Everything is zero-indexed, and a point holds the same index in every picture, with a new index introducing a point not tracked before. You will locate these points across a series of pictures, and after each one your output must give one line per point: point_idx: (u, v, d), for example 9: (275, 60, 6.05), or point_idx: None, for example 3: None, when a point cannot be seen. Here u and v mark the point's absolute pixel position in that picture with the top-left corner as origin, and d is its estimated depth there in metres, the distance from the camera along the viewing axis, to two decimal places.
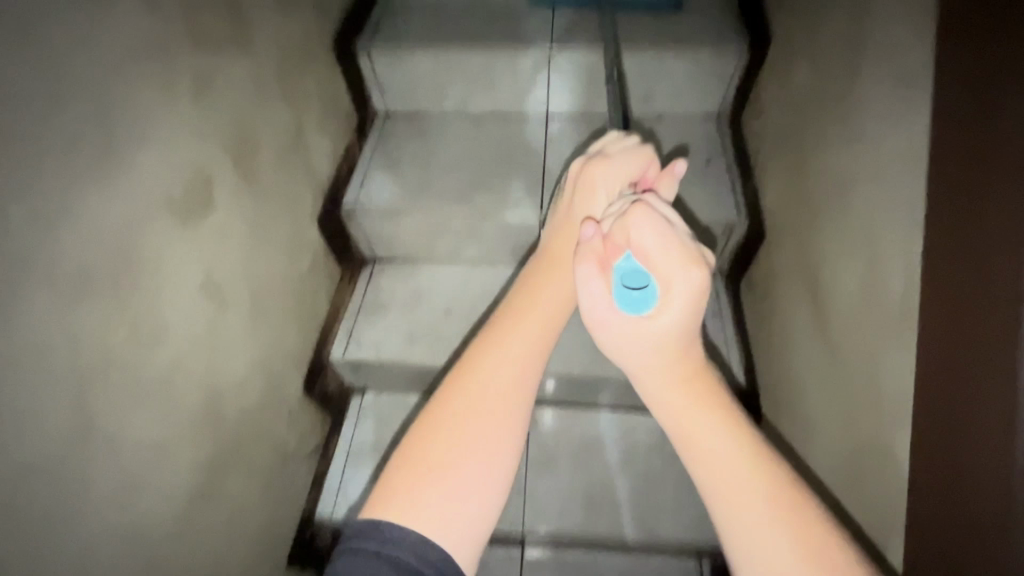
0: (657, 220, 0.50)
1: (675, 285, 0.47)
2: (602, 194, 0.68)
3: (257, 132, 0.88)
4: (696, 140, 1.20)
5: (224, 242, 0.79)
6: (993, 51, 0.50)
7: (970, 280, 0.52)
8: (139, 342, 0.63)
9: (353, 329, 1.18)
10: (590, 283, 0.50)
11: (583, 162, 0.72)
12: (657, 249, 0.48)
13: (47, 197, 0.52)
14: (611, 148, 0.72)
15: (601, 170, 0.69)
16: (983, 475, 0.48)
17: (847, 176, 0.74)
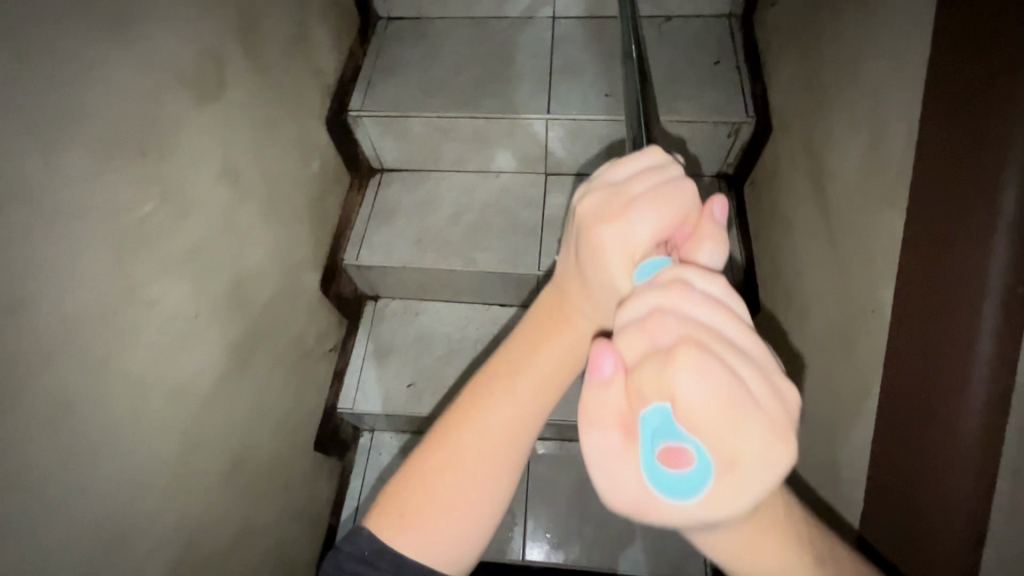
0: (706, 366, 0.34)
1: (747, 466, 0.32)
2: (619, 261, 0.49)
3: (258, 18, 0.86)
4: (702, 39, 1.18)
5: (235, 128, 0.79)
6: None
7: (943, 228, 0.49)
8: (167, 214, 0.66)
9: (366, 235, 1.21)
10: (607, 452, 0.36)
11: (591, 204, 0.53)
12: (710, 427, 0.33)
13: (51, 48, 0.52)
14: (631, 188, 0.51)
15: (614, 229, 0.49)
16: (949, 336, 0.47)
17: (854, 53, 0.73)
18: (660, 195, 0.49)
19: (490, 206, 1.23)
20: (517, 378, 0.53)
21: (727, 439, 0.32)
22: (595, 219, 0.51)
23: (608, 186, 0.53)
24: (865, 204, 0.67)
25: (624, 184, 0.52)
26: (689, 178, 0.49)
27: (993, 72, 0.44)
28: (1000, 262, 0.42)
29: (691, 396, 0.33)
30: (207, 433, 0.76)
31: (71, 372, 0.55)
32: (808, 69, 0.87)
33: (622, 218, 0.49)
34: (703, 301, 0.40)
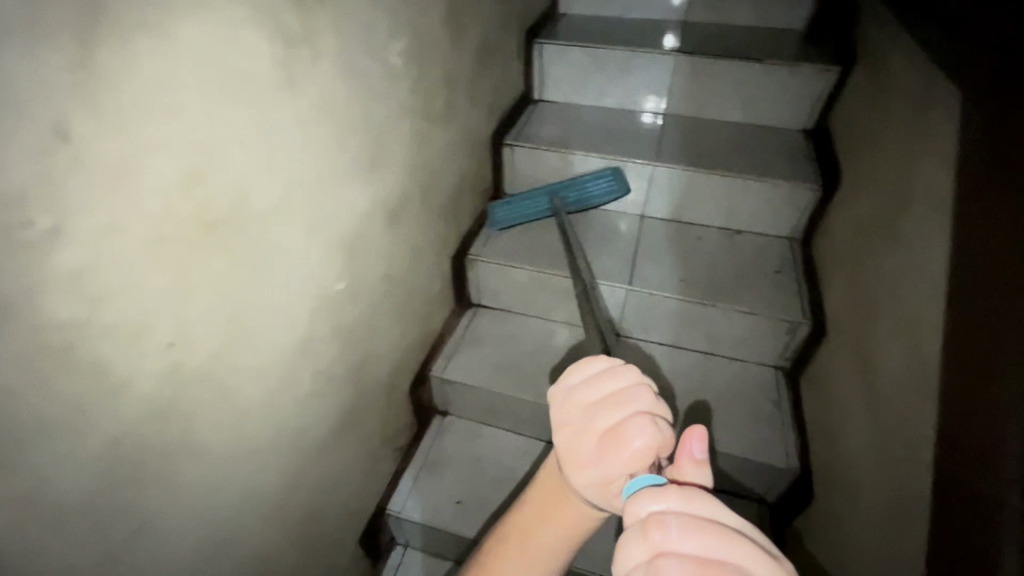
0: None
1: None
2: (596, 491, 0.56)
3: (440, 177, 1.16)
4: (766, 251, 1.42)
5: (401, 244, 1.04)
6: (988, 231, 0.61)
7: (967, 432, 0.58)
8: (343, 296, 0.88)
9: (455, 353, 1.40)
10: None
11: (566, 434, 0.59)
12: None
13: (331, 175, 0.79)
14: (597, 425, 0.57)
15: (589, 466, 0.55)
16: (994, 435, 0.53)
17: (895, 276, 0.90)
18: (621, 441, 0.54)
19: (565, 353, 1.39)
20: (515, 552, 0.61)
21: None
22: (569, 451, 0.58)
23: (577, 416, 0.59)
24: (907, 400, 0.78)
25: (595, 420, 0.57)
26: (648, 419, 0.54)
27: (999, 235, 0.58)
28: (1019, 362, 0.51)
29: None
30: (301, 480, 0.88)
31: (257, 393, 0.72)
32: (857, 288, 1.04)
33: (589, 454, 0.56)
34: (688, 540, 0.43)
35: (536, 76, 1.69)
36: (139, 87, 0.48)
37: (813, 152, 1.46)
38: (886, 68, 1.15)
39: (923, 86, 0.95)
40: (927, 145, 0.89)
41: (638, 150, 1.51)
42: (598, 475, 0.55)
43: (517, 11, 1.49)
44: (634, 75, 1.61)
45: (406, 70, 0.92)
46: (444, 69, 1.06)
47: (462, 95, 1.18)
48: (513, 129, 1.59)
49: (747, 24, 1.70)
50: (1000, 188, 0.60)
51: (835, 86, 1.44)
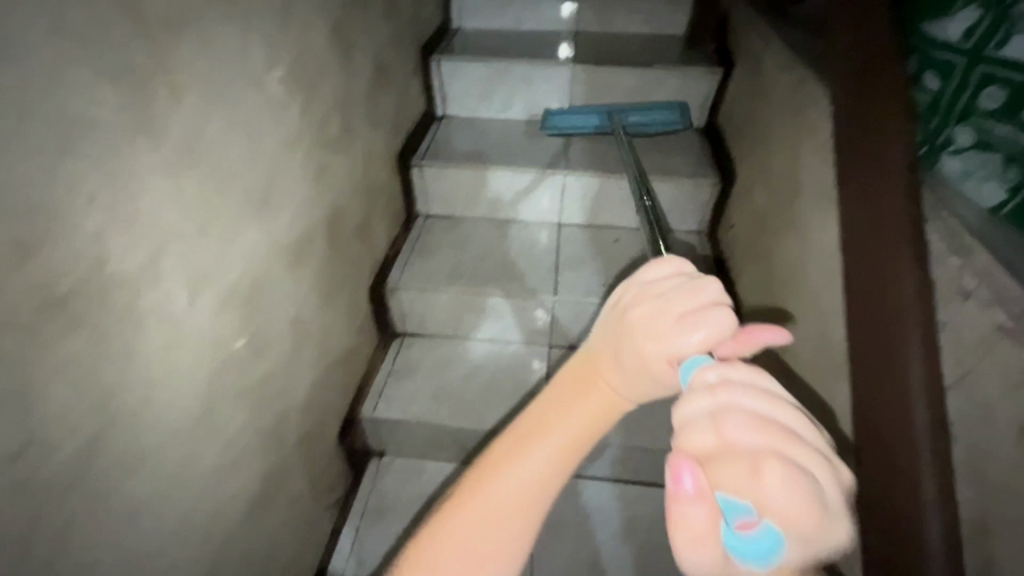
0: (764, 458, 0.40)
1: (808, 539, 0.37)
2: (658, 358, 0.55)
3: (345, 209, 1.08)
4: (678, 247, 1.47)
5: (307, 284, 0.95)
6: (870, 223, 0.68)
7: (870, 407, 0.65)
8: (246, 354, 0.79)
9: (385, 390, 1.32)
10: (701, 546, 0.38)
11: (639, 311, 0.58)
12: (796, 513, 0.37)
13: (212, 221, 0.69)
14: (672, 307, 0.56)
15: (663, 340, 0.55)
16: (893, 432, 0.61)
17: (795, 262, 0.96)
18: (696, 316, 0.54)
19: (501, 373, 1.36)
20: (535, 444, 0.54)
21: (797, 515, 0.37)
22: (640, 323, 0.57)
23: (651, 298, 0.59)
24: (824, 384, 0.83)
25: (671, 295, 0.57)
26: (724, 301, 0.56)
27: (880, 243, 0.65)
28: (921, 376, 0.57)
29: (768, 484, 0.38)
30: (223, 565, 0.78)
31: (150, 485, 0.62)
32: (764, 275, 1.11)
33: (664, 325, 0.55)
34: (751, 401, 0.46)
35: (436, 91, 1.65)
36: None
37: (708, 149, 1.54)
38: (762, 69, 1.23)
39: (799, 84, 1.02)
40: (808, 139, 0.96)
41: (548, 160, 1.52)
42: (665, 345, 0.54)
43: (410, 26, 1.44)
44: (534, 87, 1.62)
45: (291, 99, 0.84)
46: (334, 92, 0.98)
47: (360, 120, 1.11)
48: (419, 147, 1.54)
49: (635, 31, 1.77)
50: (876, 185, 0.67)
51: (719, 86, 1.54)
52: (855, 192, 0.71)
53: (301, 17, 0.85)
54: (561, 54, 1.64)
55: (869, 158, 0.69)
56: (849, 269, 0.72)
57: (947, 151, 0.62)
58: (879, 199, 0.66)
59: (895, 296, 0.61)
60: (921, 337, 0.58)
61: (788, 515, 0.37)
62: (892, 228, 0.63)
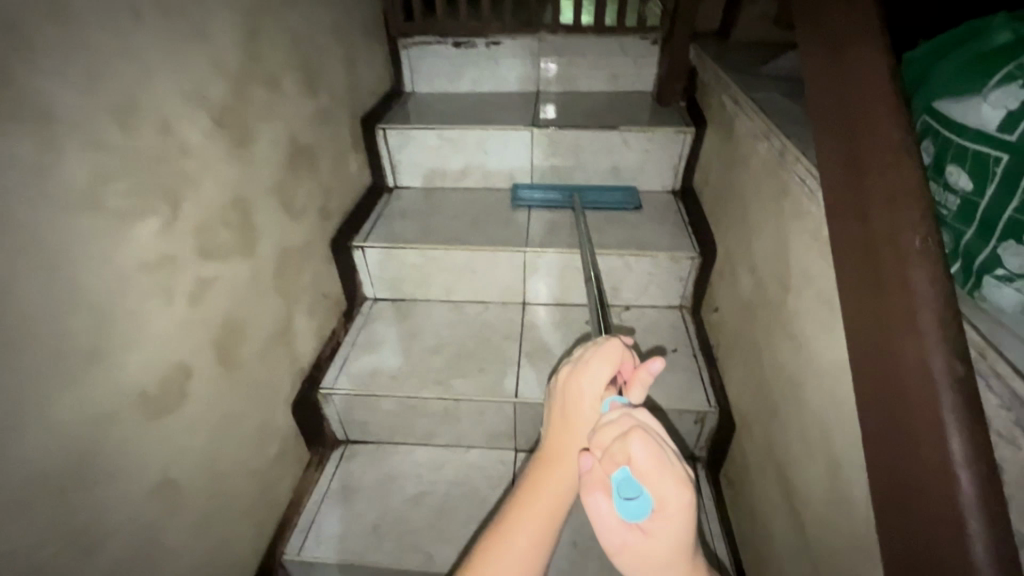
0: (645, 438, 0.49)
1: (670, 504, 0.46)
2: (590, 399, 0.62)
3: (247, 323, 0.90)
4: (659, 326, 1.30)
5: (185, 431, 0.75)
6: (886, 360, 0.49)
7: None
8: (71, 555, 0.59)
9: (316, 522, 1.10)
10: (599, 509, 0.50)
11: (568, 370, 0.66)
12: (652, 471, 0.47)
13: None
14: (589, 356, 0.64)
15: (588, 378, 0.62)
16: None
17: (795, 373, 0.77)
18: (606, 351, 0.64)
19: (458, 490, 1.15)
20: (526, 509, 0.58)
21: (659, 482, 0.47)
22: (570, 376, 0.64)
23: (573, 360, 0.67)
24: (855, 552, 0.63)
25: (586, 349, 0.67)
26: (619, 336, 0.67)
27: (912, 420, 0.46)
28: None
29: (637, 454, 0.48)
30: None
31: None
32: (756, 378, 0.92)
33: (585, 363, 0.64)
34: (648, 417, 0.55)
35: (384, 163, 1.51)
36: None
37: (685, 216, 1.39)
38: (737, 134, 1.09)
39: (779, 156, 0.86)
40: (795, 224, 0.79)
41: (508, 235, 1.35)
42: (589, 386, 0.62)
43: (345, 97, 1.31)
44: (492, 153, 1.48)
45: (147, 214, 0.67)
46: (220, 192, 0.81)
47: (265, 214, 0.94)
48: (363, 227, 1.37)
49: (599, 90, 1.66)
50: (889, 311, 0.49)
51: (692, 147, 1.40)
52: (864, 336, 0.53)
53: (162, 114, 0.70)
54: (541, 117, 1.50)
55: (876, 289, 0.51)
56: (868, 443, 0.52)
57: (992, 274, 0.46)
58: (901, 354, 0.47)
59: (940, 486, 0.42)
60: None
61: (652, 478, 0.47)
62: (924, 399, 0.44)
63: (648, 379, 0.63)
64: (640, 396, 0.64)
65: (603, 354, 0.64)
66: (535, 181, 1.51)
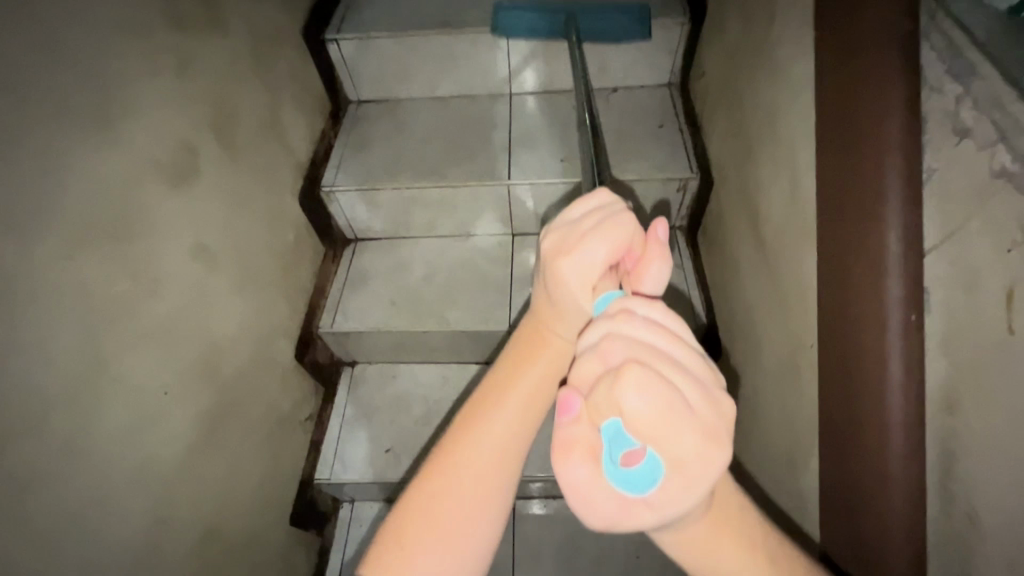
0: (644, 380, 0.36)
1: (687, 461, 0.36)
2: (581, 288, 0.51)
3: (236, 109, 0.92)
4: (646, 103, 1.30)
5: (202, 200, 0.82)
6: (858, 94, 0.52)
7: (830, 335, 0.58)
8: (139, 292, 0.70)
9: (340, 303, 1.24)
10: (587, 477, 0.37)
11: (554, 243, 0.54)
12: (656, 427, 0.35)
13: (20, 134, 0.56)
14: (584, 227, 0.53)
15: (573, 260, 0.51)
16: (860, 322, 0.52)
17: (770, 105, 0.81)
18: (609, 229, 0.51)
19: (463, 268, 1.27)
20: (495, 413, 0.52)
21: (668, 441, 0.36)
22: (556, 253, 0.53)
23: (565, 228, 0.54)
24: (795, 242, 0.72)
25: (579, 211, 0.55)
26: (629, 213, 0.52)
27: (858, 79, 0.51)
28: (899, 250, 0.47)
29: (634, 406, 0.35)
30: (176, 508, 0.75)
31: (42, 448, 0.57)
32: (735, 130, 0.97)
33: (575, 239, 0.52)
34: (648, 329, 0.43)
35: None
36: None
37: None
38: None
39: None
40: None
41: (486, 14, 1.27)
42: (575, 274, 0.51)
43: None
44: None
45: None
46: None
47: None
48: (333, 19, 1.29)
49: None
50: (837, 40, 0.55)
51: None
52: (831, 25, 0.56)
53: None
54: None
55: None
56: (822, 122, 0.59)
57: None
58: (857, 10, 0.51)
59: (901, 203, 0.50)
60: (902, 202, 0.47)
61: (654, 433, 0.35)
62: (872, 50, 0.49)
63: (663, 252, 0.52)
64: (661, 274, 0.51)
65: (593, 222, 0.53)
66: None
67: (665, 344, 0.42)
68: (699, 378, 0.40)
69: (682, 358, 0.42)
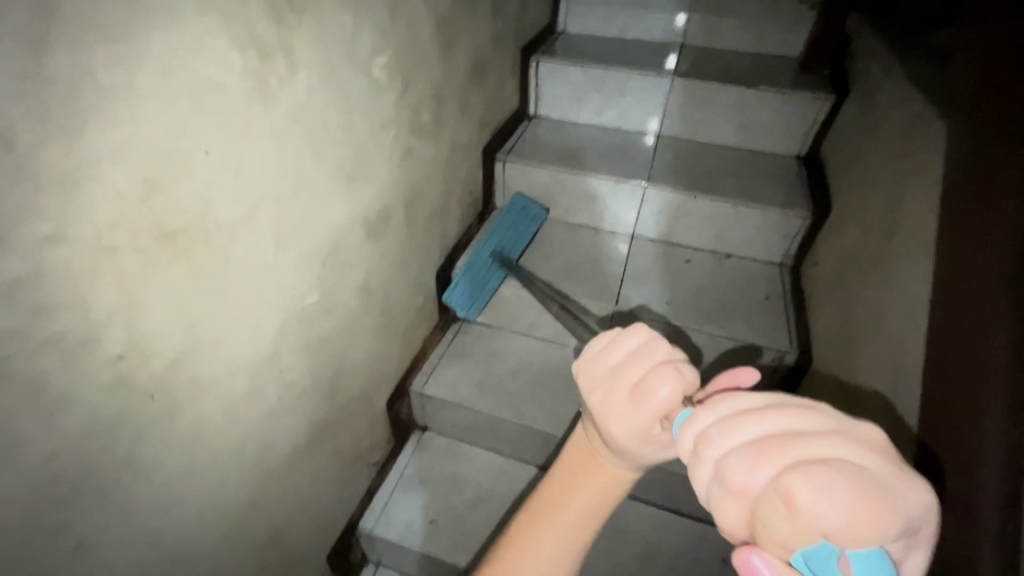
0: (818, 481, 0.37)
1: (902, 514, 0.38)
2: (643, 446, 0.54)
3: (422, 193, 1.15)
4: (756, 274, 1.41)
5: (378, 252, 1.01)
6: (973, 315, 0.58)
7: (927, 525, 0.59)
8: (318, 310, 0.86)
9: (435, 369, 1.36)
10: None
11: (600, 399, 0.57)
12: (864, 519, 0.36)
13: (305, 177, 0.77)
14: (628, 382, 0.56)
15: (630, 423, 0.54)
16: (960, 529, 0.52)
17: (881, 303, 0.88)
18: (654, 384, 0.53)
19: (550, 371, 1.36)
20: (543, 535, 0.58)
21: (888, 519, 0.36)
22: (606, 415, 0.56)
23: (608, 379, 0.57)
24: (888, 435, 0.75)
25: (614, 358, 0.58)
26: (666, 356, 0.56)
27: (973, 305, 0.58)
28: (998, 462, 0.48)
29: (837, 516, 0.36)
30: (267, 496, 0.85)
31: (222, 407, 0.70)
32: (842, 319, 1.03)
33: (622, 398, 0.55)
34: (734, 434, 0.43)
35: (531, 92, 1.68)
36: (108, 97, 0.48)
37: (805, 181, 1.45)
38: (876, 100, 1.15)
39: (912, 119, 0.94)
40: (913, 180, 0.88)
41: (631, 169, 1.49)
42: (634, 428, 0.53)
43: (513, 27, 1.51)
44: (626, 96, 1.60)
45: (389, 84, 0.94)
46: (425, 81, 1.06)
47: (449, 116, 1.21)
48: (506, 144, 1.58)
49: (745, 50, 1.67)
50: (961, 262, 0.62)
51: (829, 114, 1.44)
52: (951, 260, 0.65)
53: (409, 15, 0.96)
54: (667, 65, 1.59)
55: (969, 217, 0.63)
56: (941, 326, 0.64)
57: None
58: (984, 244, 0.58)
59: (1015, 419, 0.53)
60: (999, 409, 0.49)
61: (867, 522, 0.36)
62: (987, 280, 0.56)
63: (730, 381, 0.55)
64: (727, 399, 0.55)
65: (635, 372, 0.56)
66: (455, 272, 1.41)
67: (759, 423, 0.43)
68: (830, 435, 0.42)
69: (783, 421, 0.43)
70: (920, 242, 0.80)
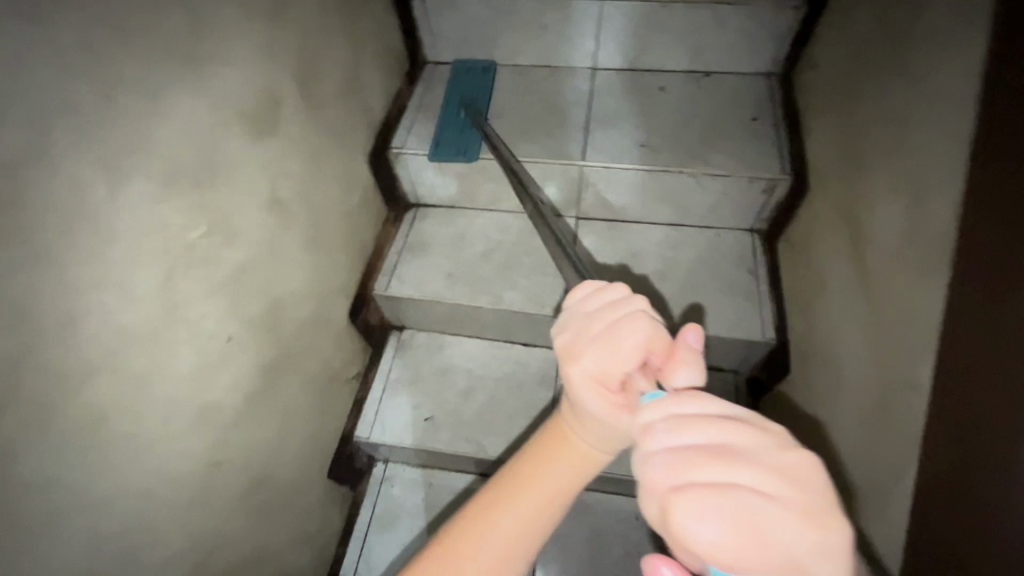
0: (705, 503, 0.37)
1: (803, 556, 0.35)
2: (588, 387, 0.56)
3: (318, 62, 0.90)
4: (741, 92, 1.20)
5: (278, 152, 0.81)
6: None
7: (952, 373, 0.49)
8: (215, 241, 0.70)
9: (396, 267, 1.23)
10: None
11: (566, 338, 0.60)
12: (737, 552, 0.35)
13: (118, 73, 0.55)
14: (594, 328, 0.58)
15: (588, 361, 0.56)
16: (1002, 386, 0.42)
17: (903, 106, 0.71)
18: (616, 332, 0.55)
19: (522, 247, 1.23)
20: (517, 499, 0.55)
21: (769, 552, 0.35)
22: (566, 357, 0.58)
23: (581, 322, 0.59)
24: (906, 269, 0.65)
25: (597, 307, 0.60)
26: (642, 310, 0.56)
27: None
28: None
29: (708, 536, 0.36)
30: (230, 451, 0.77)
31: (120, 385, 0.58)
32: (849, 132, 0.87)
33: (586, 341, 0.57)
34: (677, 435, 0.42)
35: None
36: None
37: None
38: None
39: None
40: None
41: None
42: (591, 368, 0.56)
43: None
44: None
45: None
46: None
47: None
48: None
49: None
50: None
51: None
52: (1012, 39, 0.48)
53: None
54: None
55: None
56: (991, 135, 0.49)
57: None
58: None
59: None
60: None
61: (742, 556, 0.35)
62: None
63: (694, 357, 0.50)
64: (691, 376, 0.49)
65: (601, 319, 0.58)
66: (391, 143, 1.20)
67: (697, 434, 0.41)
68: (766, 463, 0.39)
69: (722, 439, 0.41)
70: (959, 17, 0.61)
